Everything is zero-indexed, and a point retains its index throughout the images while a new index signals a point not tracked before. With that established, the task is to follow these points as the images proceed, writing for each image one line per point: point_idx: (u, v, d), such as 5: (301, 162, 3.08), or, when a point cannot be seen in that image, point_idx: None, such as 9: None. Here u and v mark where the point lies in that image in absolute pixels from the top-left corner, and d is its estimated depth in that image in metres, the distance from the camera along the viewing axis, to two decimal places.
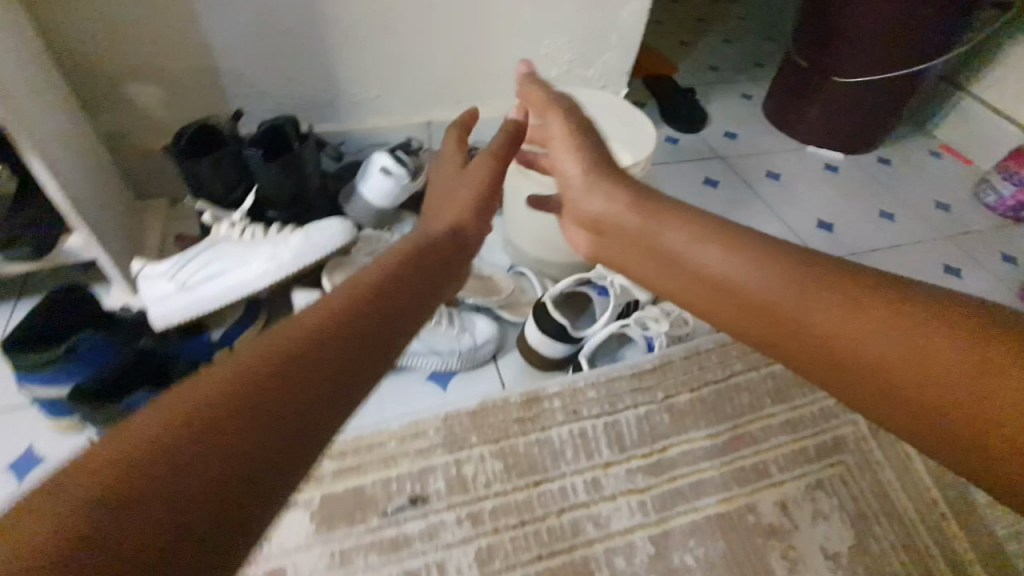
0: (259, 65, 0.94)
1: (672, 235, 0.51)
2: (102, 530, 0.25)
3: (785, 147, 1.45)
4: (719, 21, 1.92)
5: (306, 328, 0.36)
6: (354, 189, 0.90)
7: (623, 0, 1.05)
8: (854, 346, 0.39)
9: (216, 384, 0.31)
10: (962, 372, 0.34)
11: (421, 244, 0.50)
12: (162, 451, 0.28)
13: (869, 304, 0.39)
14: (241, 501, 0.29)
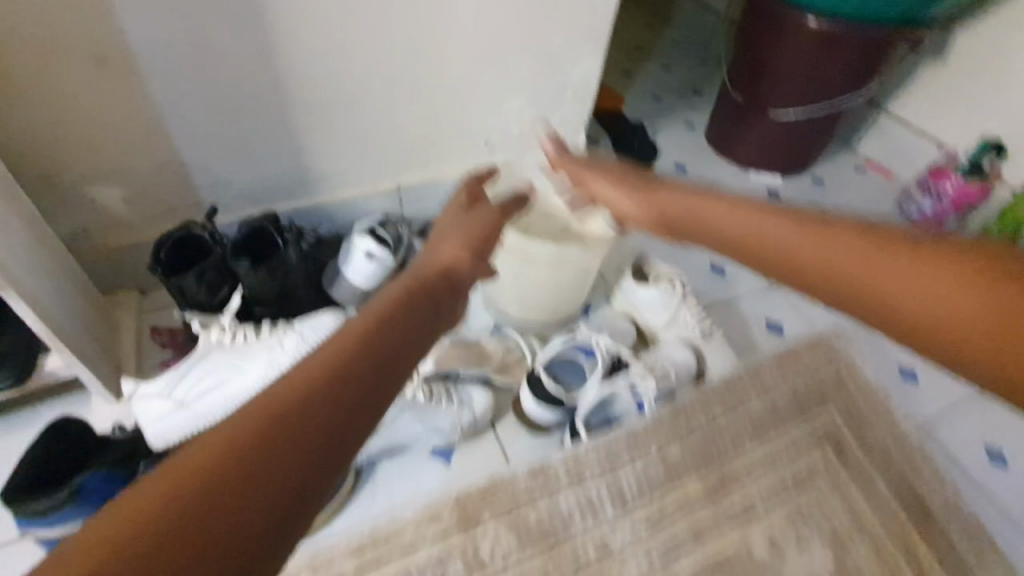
0: (228, 155, 0.95)
1: (724, 222, 0.60)
2: (229, 506, 0.32)
3: (730, 173, 1.56)
4: (657, 45, 2.02)
5: (321, 359, 0.41)
6: (337, 271, 0.91)
7: (574, 62, 1.11)
8: (909, 295, 0.49)
9: (310, 374, 0.39)
10: (957, 300, 0.47)
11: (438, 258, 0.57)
12: (277, 436, 0.35)
13: (914, 259, 0.49)
14: (335, 463, 0.37)
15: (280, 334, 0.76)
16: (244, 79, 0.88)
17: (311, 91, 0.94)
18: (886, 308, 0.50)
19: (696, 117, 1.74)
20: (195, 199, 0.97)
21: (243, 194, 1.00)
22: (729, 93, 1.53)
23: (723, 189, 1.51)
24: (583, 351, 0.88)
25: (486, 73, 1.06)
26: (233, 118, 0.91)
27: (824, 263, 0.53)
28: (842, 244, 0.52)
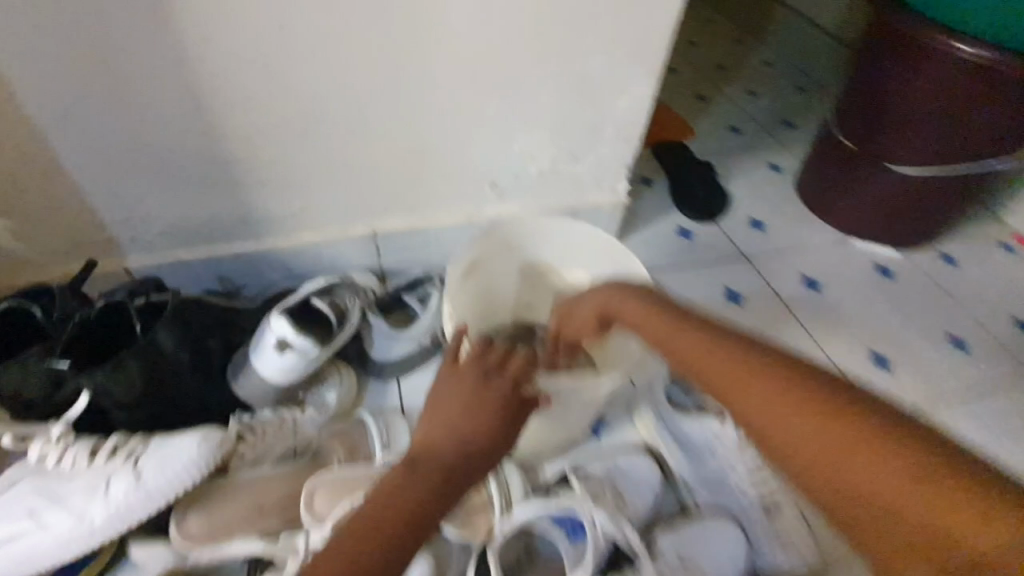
0: (142, 185, 0.73)
1: (664, 336, 0.52)
2: None
3: (826, 239, 1.19)
4: (743, 65, 1.65)
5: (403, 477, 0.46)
6: (245, 358, 0.66)
7: (618, 90, 0.82)
8: (795, 440, 0.40)
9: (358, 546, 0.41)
10: (910, 497, 0.35)
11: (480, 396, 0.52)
12: None
13: (809, 402, 0.40)
14: None
15: (115, 470, 0.54)
16: (157, 93, 0.66)
17: (251, 112, 0.71)
18: (767, 444, 0.42)
19: (785, 160, 1.37)
20: (104, 236, 0.76)
21: (166, 232, 0.79)
22: (833, 136, 1.16)
23: (814, 260, 1.15)
24: (568, 527, 0.62)
25: (493, 99, 0.79)
26: (144, 141, 0.69)
27: (715, 384, 0.46)
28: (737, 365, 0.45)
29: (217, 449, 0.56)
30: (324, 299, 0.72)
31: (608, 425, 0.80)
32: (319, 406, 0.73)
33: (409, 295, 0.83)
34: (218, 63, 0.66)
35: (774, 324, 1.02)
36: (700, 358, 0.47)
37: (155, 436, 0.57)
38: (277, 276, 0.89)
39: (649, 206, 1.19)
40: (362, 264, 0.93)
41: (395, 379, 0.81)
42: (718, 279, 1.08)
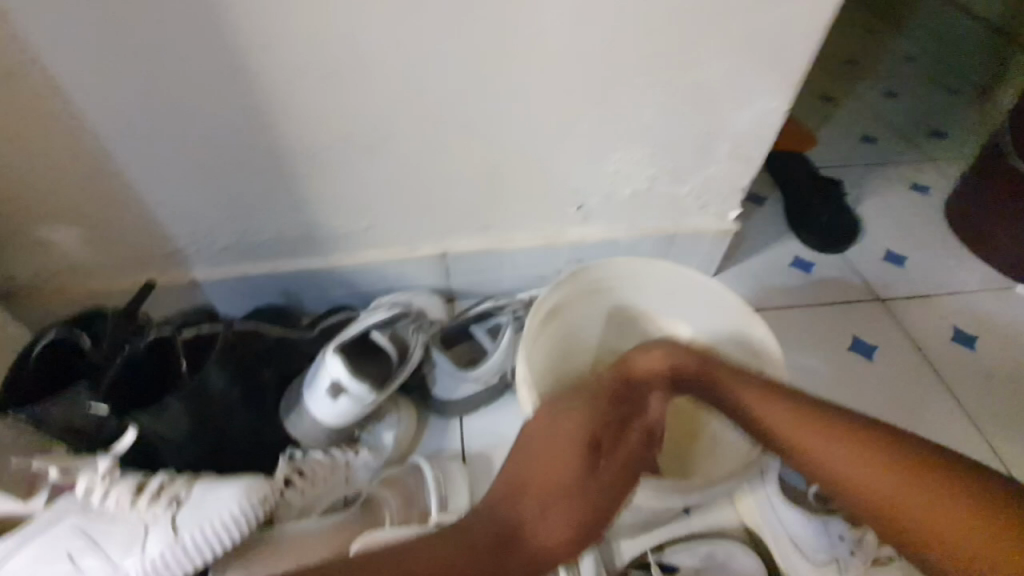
0: (210, 199, 0.70)
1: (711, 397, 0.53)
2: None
3: (983, 282, 0.98)
4: (876, 62, 1.41)
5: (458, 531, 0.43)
6: (299, 397, 0.61)
7: (742, 102, 0.68)
8: (872, 483, 0.44)
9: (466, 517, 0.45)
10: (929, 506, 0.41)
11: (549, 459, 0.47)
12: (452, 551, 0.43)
13: (894, 461, 0.43)
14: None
15: (157, 521, 0.49)
16: (226, 104, 0.61)
17: (324, 127, 0.65)
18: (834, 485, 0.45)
19: (930, 178, 1.14)
20: (174, 248, 0.74)
21: (234, 245, 0.76)
22: (1009, 156, 0.94)
23: (966, 307, 0.94)
24: None
25: (590, 111, 0.67)
26: (214, 154, 0.66)
27: (794, 438, 0.47)
28: (822, 431, 0.46)
29: (261, 505, 0.52)
30: (385, 332, 0.65)
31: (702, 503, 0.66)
32: (374, 448, 0.66)
33: (478, 326, 0.75)
34: (290, 75, 0.60)
35: (913, 386, 0.84)
36: (778, 421, 0.48)
37: (202, 479, 0.53)
38: (342, 292, 0.84)
39: (756, 229, 1.03)
40: (431, 284, 0.86)
41: (458, 419, 0.73)
42: (841, 325, 0.91)
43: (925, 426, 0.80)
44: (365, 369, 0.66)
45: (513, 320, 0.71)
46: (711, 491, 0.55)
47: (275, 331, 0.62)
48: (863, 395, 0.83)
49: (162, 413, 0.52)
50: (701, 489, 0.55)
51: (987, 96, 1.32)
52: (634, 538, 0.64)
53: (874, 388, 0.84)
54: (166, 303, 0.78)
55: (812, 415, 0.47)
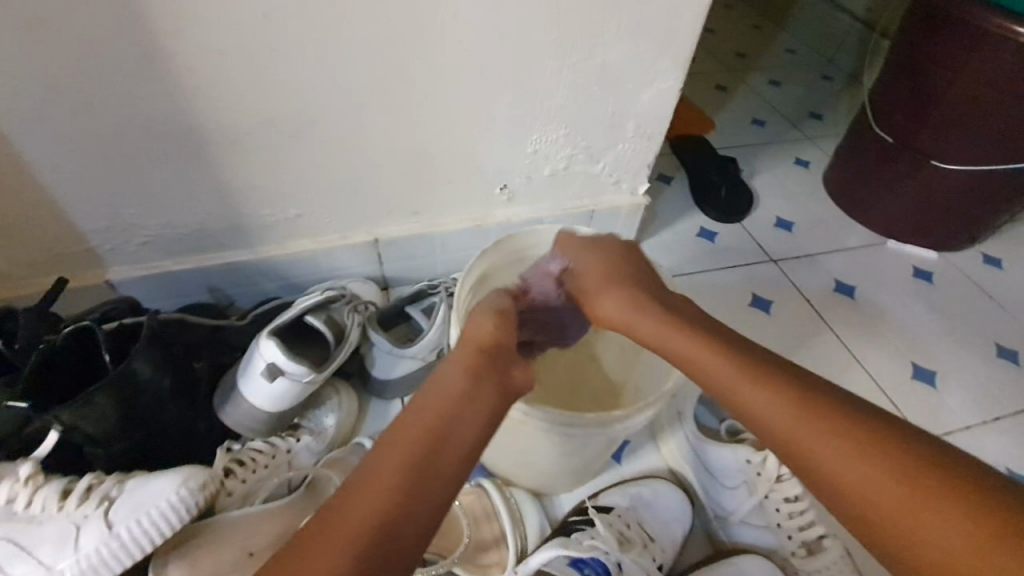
0: (123, 194, 0.68)
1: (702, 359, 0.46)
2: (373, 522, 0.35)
3: (859, 240, 1.13)
4: (762, 54, 1.57)
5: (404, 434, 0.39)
6: (234, 385, 0.61)
7: (643, 82, 0.75)
8: (845, 463, 0.38)
9: (397, 457, 0.38)
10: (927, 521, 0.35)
11: (461, 382, 0.43)
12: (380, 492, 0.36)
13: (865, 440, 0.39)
14: (407, 510, 0.36)
15: (88, 520, 0.48)
16: (133, 92, 0.59)
17: (243, 115, 0.65)
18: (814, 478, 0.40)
19: (811, 154, 1.30)
20: (86, 247, 0.72)
21: (154, 241, 0.74)
22: (872, 129, 1.09)
23: (846, 263, 1.08)
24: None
25: (505, 94, 0.71)
26: (124, 147, 0.64)
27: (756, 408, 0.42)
28: (782, 408, 0.41)
29: (202, 491, 0.51)
30: (319, 315, 0.66)
31: (631, 450, 0.72)
32: (316, 432, 0.66)
33: (412, 307, 0.76)
34: (200, 61, 0.59)
35: (806, 332, 0.96)
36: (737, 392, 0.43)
37: (131, 477, 0.51)
38: (272, 284, 0.84)
39: (667, 205, 1.13)
40: (364, 272, 0.87)
41: (399, 399, 0.75)
42: (744, 285, 1.01)
43: (819, 365, 0.92)
44: (301, 355, 0.67)
45: (446, 298, 0.74)
46: (632, 420, 0.55)
47: (206, 322, 0.63)
48: (767, 343, 0.94)
49: (81, 407, 0.49)
50: (624, 419, 0.55)
51: (854, 83, 1.51)
52: (573, 490, 0.69)
53: (774, 338, 0.94)
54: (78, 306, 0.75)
55: (770, 382, 0.43)
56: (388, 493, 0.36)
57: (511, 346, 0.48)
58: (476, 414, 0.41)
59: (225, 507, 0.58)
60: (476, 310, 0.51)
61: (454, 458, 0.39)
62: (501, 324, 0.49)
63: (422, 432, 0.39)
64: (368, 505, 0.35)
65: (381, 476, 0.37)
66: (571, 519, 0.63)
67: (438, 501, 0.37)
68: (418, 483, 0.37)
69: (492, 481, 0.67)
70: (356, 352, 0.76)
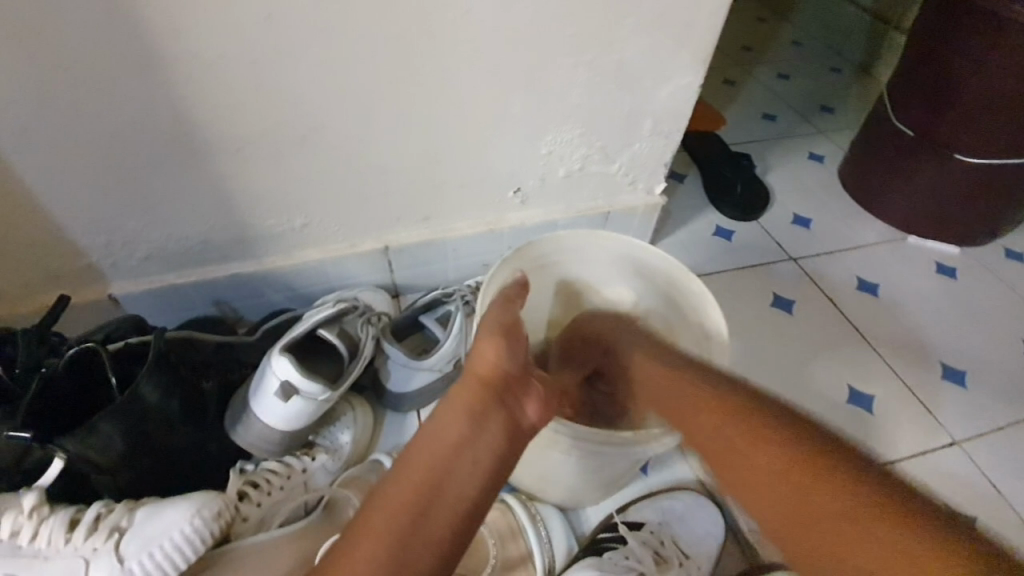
0: (123, 206, 0.65)
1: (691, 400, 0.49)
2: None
3: (878, 236, 1.10)
4: (769, 48, 1.55)
5: (400, 484, 0.38)
6: (245, 405, 0.58)
7: (662, 79, 0.72)
8: (807, 512, 0.39)
9: (392, 510, 0.37)
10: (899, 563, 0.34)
11: (460, 423, 0.42)
12: (372, 549, 0.35)
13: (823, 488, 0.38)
14: (402, 566, 0.35)
15: (98, 554, 0.45)
16: (134, 100, 0.57)
17: (249, 121, 0.62)
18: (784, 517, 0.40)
19: (825, 148, 1.27)
20: (86, 261, 0.69)
21: (157, 253, 0.71)
22: (890, 121, 1.06)
23: (866, 259, 1.05)
24: None
25: (518, 94, 0.69)
26: (124, 157, 0.61)
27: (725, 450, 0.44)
28: (749, 448, 0.42)
29: (214, 521, 0.49)
30: (332, 329, 0.63)
31: (657, 461, 0.70)
32: (331, 451, 0.64)
33: (427, 316, 0.74)
34: (204, 66, 0.56)
35: (830, 332, 0.93)
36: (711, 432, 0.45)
37: (143, 506, 0.49)
38: (280, 294, 0.81)
39: (680, 203, 1.10)
40: (374, 280, 0.85)
41: (415, 412, 0.72)
42: (763, 284, 0.99)
43: (845, 366, 0.89)
44: (313, 370, 0.64)
45: (462, 306, 0.71)
46: (671, 438, 0.52)
47: (213, 339, 0.61)
48: (790, 343, 0.91)
49: (86, 436, 0.47)
50: (659, 436, 0.52)
51: (865, 76, 1.48)
52: (598, 503, 0.66)
53: (796, 339, 0.92)
54: (80, 323, 0.72)
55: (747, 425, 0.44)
56: (382, 549, 0.35)
57: (517, 375, 0.46)
58: (476, 457, 0.40)
59: (241, 534, 0.55)
60: (481, 334, 0.49)
61: (451, 511, 0.38)
62: (506, 347, 0.47)
63: (418, 483, 0.38)
64: (361, 563, 0.35)
65: (372, 533, 0.36)
66: (600, 536, 0.60)
67: (433, 558, 0.36)
68: (413, 538, 0.36)
69: (516, 496, 0.64)
70: (370, 365, 0.73)
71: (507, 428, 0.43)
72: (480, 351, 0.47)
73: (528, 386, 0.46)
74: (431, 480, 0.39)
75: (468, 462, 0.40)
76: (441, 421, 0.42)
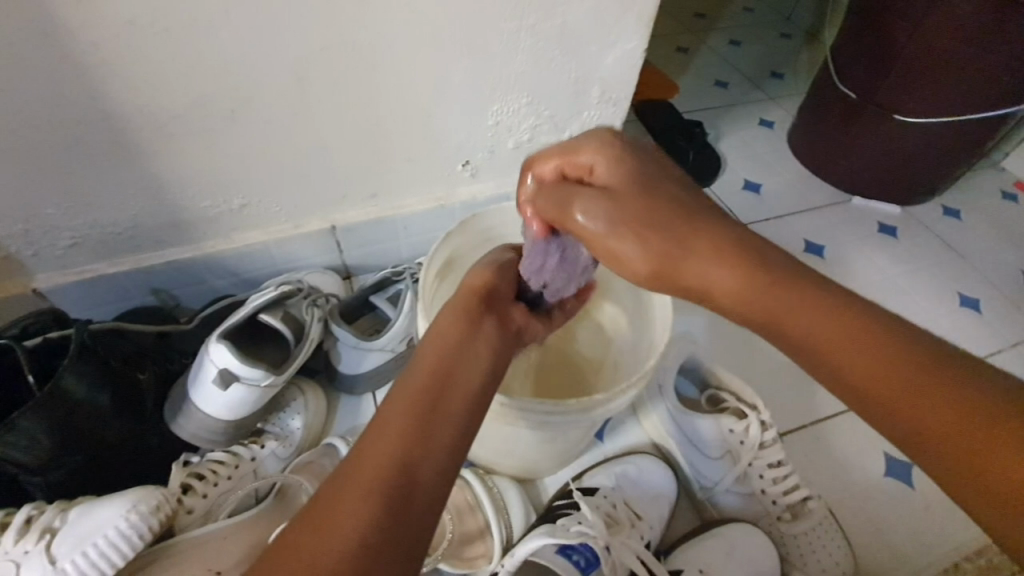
0: (38, 193, 0.61)
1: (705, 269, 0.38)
2: (403, 440, 0.32)
3: (826, 198, 1.13)
4: (721, 15, 1.55)
5: (420, 366, 0.37)
6: (185, 395, 0.56)
7: (606, 45, 0.71)
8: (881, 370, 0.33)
9: (415, 386, 0.35)
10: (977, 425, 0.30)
11: (463, 323, 0.41)
12: (409, 416, 0.34)
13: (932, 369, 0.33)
14: (435, 431, 0.33)
15: (29, 557, 0.43)
16: (38, 76, 0.52)
17: (170, 98, 0.58)
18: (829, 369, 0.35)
19: (775, 114, 1.29)
20: (4, 254, 0.65)
21: (82, 242, 0.67)
22: (835, 86, 1.08)
23: (814, 222, 1.08)
24: (581, 561, 0.54)
25: (460, 61, 0.66)
26: (34, 140, 0.56)
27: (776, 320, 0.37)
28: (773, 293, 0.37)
29: (153, 515, 0.47)
30: (275, 312, 0.61)
31: (613, 428, 0.71)
32: (281, 437, 0.62)
33: (378, 296, 0.72)
34: (113, 37, 0.52)
35: None
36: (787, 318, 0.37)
37: (78, 506, 0.46)
38: (223, 280, 0.78)
39: None
40: (324, 261, 0.83)
41: (370, 393, 0.71)
42: None
43: None
44: (258, 355, 0.62)
45: (412, 284, 0.69)
46: (614, 403, 0.52)
47: (149, 330, 0.60)
48: None
49: (5, 435, 0.45)
50: (605, 403, 0.52)
51: (813, 41, 1.50)
52: (556, 472, 0.68)
53: None
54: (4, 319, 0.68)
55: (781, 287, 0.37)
56: (413, 414, 0.34)
57: (506, 296, 0.46)
58: (486, 348, 0.40)
59: (187, 527, 0.54)
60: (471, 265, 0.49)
61: (469, 389, 0.37)
62: (497, 270, 0.47)
63: (436, 365, 0.37)
64: (398, 433, 0.33)
65: (400, 408, 0.34)
66: (556, 503, 0.61)
67: (464, 427, 0.35)
68: (442, 404, 0.35)
69: (473, 470, 0.64)
70: (321, 349, 0.71)
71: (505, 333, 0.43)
72: (476, 272, 0.47)
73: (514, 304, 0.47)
74: (445, 357, 0.38)
75: (480, 351, 0.39)
76: (445, 323, 0.41)
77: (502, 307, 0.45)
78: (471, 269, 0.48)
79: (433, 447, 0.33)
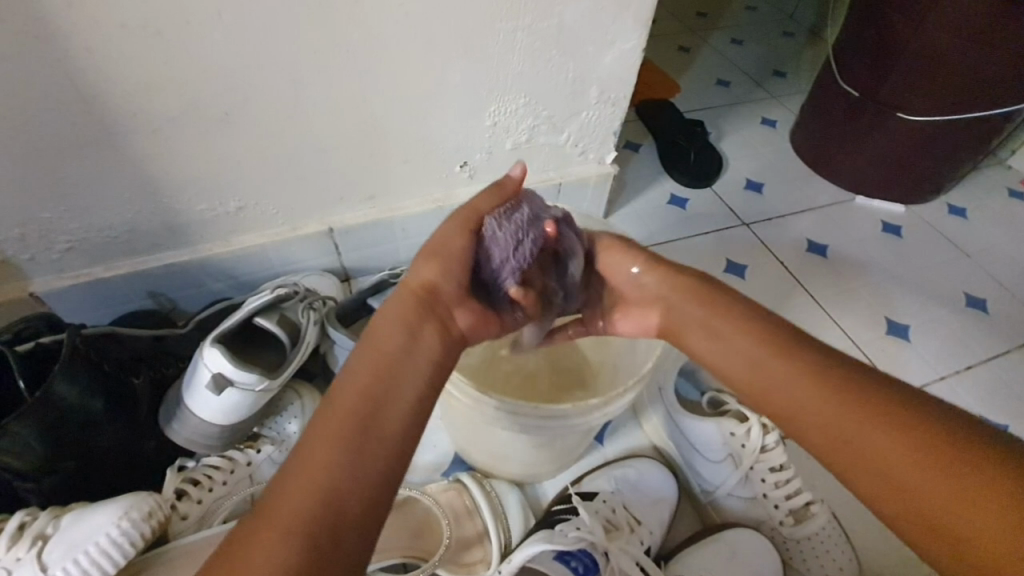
0: (31, 197, 0.61)
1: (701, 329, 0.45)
2: (324, 480, 0.31)
3: (829, 198, 1.12)
4: (723, 14, 1.53)
5: (349, 388, 0.35)
6: (179, 400, 0.56)
7: (604, 43, 0.70)
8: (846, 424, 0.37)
9: (343, 415, 0.33)
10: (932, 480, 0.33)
11: (401, 333, 0.38)
12: (331, 450, 0.32)
13: (895, 421, 0.35)
14: (359, 469, 0.32)
15: (20, 564, 0.43)
16: (29, 80, 0.52)
17: (163, 100, 0.58)
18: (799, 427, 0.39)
19: (777, 113, 1.27)
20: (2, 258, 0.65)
21: (78, 246, 0.67)
22: (837, 85, 1.06)
23: (817, 222, 1.07)
24: (580, 567, 0.53)
25: (457, 62, 0.66)
26: (27, 144, 0.56)
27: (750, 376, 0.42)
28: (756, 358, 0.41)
29: (146, 521, 0.47)
30: (271, 316, 0.61)
31: (613, 431, 0.70)
32: (278, 441, 0.62)
33: (375, 299, 0.70)
34: (105, 40, 0.52)
35: (782, 294, 0.95)
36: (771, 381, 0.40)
37: (69, 514, 0.46)
38: (221, 283, 0.78)
39: (636, 173, 1.09)
40: (322, 264, 0.82)
41: None
42: (718, 251, 0.99)
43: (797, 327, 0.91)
44: (254, 359, 0.62)
45: None
46: (612, 406, 0.52)
47: (145, 333, 0.58)
48: None
49: None
50: (602, 407, 0.51)
51: (817, 39, 1.49)
52: (555, 476, 0.67)
53: None
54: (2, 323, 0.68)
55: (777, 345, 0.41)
56: (335, 447, 0.32)
57: (455, 293, 0.42)
58: (421, 366, 0.37)
59: (181, 532, 0.54)
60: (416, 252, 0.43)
61: (400, 414, 0.35)
62: (444, 262, 0.42)
63: (366, 387, 0.35)
64: (317, 469, 0.31)
65: (325, 437, 0.32)
66: (555, 508, 0.61)
67: (390, 459, 0.33)
68: (370, 433, 0.33)
69: (472, 475, 0.63)
70: (319, 352, 0.71)
71: (447, 341, 0.40)
72: (422, 264, 0.42)
73: (465, 301, 0.42)
74: (376, 379, 0.35)
75: (415, 371, 0.37)
76: (381, 333, 0.38)
77: (449, 309, 0.41)
78: (418, 259, 0.42)
79: (355, 484, 0.31)
